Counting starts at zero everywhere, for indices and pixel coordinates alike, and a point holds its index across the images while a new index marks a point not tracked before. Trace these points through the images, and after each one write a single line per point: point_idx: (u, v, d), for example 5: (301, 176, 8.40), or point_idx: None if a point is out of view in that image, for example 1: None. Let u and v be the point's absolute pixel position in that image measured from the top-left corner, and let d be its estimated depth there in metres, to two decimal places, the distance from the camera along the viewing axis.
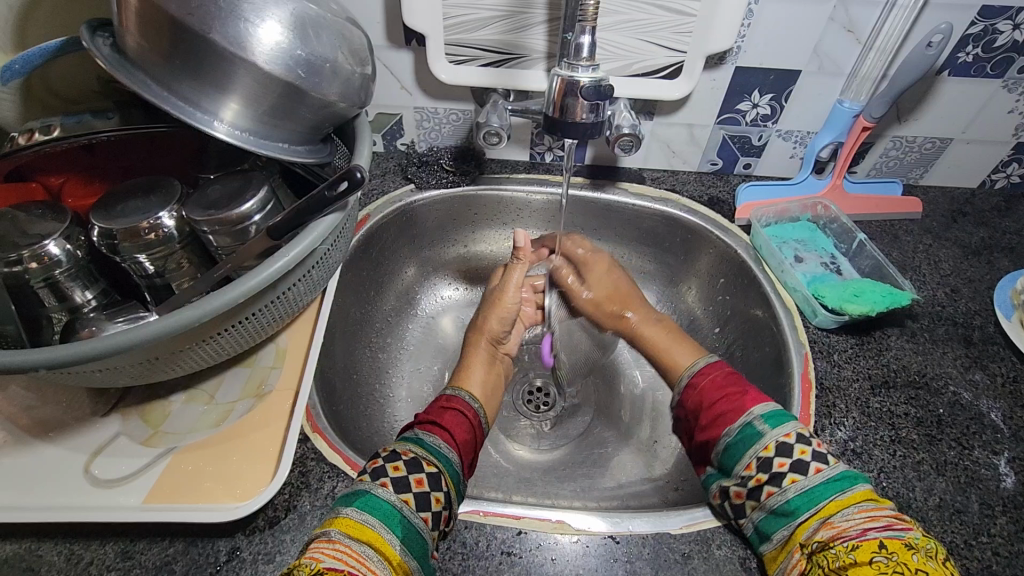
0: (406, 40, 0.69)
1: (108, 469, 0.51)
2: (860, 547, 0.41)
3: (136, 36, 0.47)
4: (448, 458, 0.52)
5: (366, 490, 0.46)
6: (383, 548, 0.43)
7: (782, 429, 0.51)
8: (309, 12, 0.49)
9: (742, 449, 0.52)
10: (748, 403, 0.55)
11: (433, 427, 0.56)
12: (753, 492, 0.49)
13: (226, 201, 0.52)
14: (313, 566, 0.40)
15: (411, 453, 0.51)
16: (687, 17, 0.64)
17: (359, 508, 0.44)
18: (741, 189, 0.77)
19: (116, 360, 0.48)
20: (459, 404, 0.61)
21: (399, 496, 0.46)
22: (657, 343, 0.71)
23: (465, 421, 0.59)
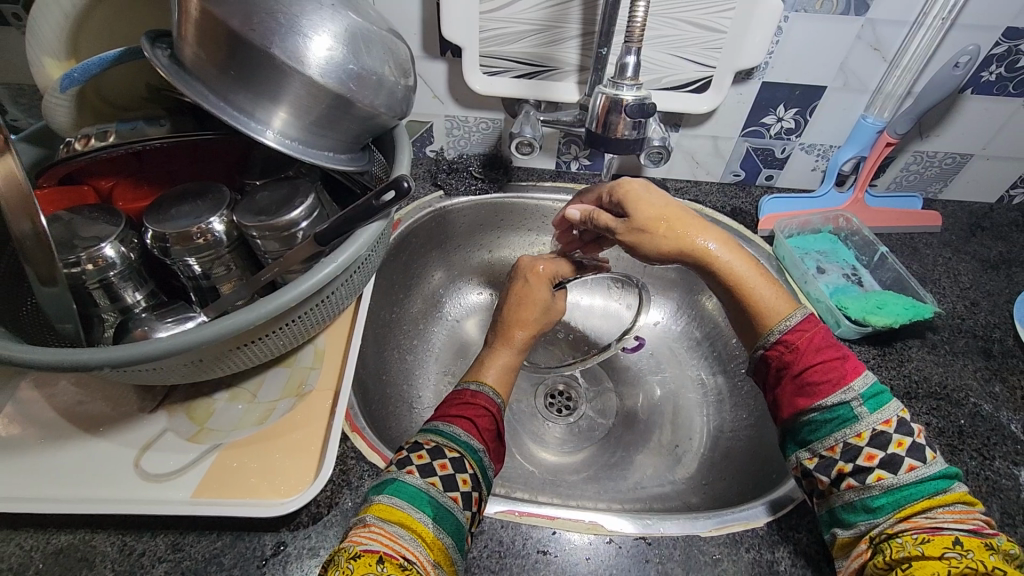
0: (442, 51, 0.71)
1: (157, 464, 0.53)
2: (932, 542, 0.40)
3: (194, 47, 0.49)
4: (470, 444, 0.53)
5: (393, 477, 0.48)
6: (413, 526, 0.44)
7: (880, 416, 0.47)
8: (358, 26, 0.51)
9: (825, 429, 0.48)
10: (846, 373, 0.49)
11: (456, 417, 0.56)
12: (835, 479, 0.47)
13: (275, 207, 0.54)
14: (351, 550, 0.42)
15: (431, 442, 0.52)
16: (718, 34, 0.65)
17: (388, 492, 0.47)
18: (764, 201, 0.79)
19: (162, 362, 0.49)
20: (482, 396, 0.59)
21: (425, 481, 0.48)
22: (749, 282, 0.54)
23: (488, 410, 0.58)
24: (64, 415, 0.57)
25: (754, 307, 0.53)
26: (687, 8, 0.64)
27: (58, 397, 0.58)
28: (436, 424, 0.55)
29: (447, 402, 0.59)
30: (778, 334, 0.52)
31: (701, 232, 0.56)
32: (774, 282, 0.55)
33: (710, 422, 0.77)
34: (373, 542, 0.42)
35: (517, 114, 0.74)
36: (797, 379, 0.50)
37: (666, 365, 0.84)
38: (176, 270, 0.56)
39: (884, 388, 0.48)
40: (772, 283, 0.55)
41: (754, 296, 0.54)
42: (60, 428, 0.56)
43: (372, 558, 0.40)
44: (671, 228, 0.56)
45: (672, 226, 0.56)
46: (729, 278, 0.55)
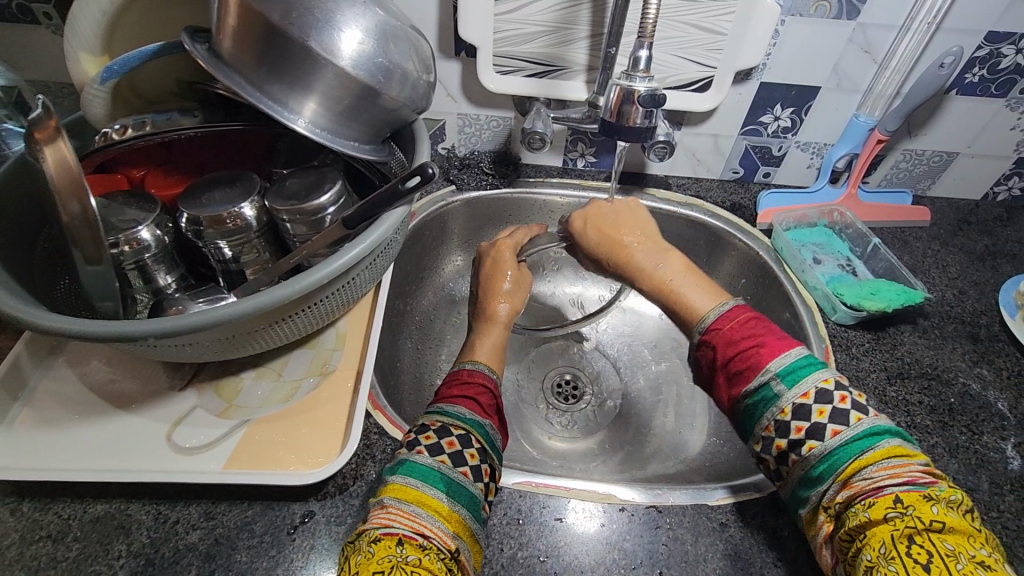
0: (457, 51, 0.74)
1: (188, 437, 0.55)
2: (876, 505, 0.39)
3: (233, 41, 0.52)
4: (474, 419, 0.53)
5: (404, 458, 0.48)
6: (430, 504, 0.45)
7: (799, 390, 0.45)
8: (386, 23, 0.54)
9: (756, 411, 0.47)
10: (762, 356, 0.47)
11: (459, 398, 0.56)
12: (783, 457, 0.46)
13: (305, 193, 0.57)
14: (372, 534, 0.42)
15: (435, 421, 0.52)
16: (719, 36, 0.69)
17: (400, 474, 0.47)
18: (762, 196, 0.83)
19: (196, 338, 0.51)
20: (479, 374, 0.60)
21: (436, 459, 0.48)
22: (670, 284, 0.56)
23: (486, 388, 0.59)
24: (96, 393, 0.59)
25: (680, 303, 0.55)
26: (691, 11, 0.68)
27: (89, 377, 0.60)
28: (439, 407, 0.54)
29: (445, 386, 0.59)
30: (701, 331, 0.52)
31: (625, 240, 0.62)
32: (700, 278, 0.56)
33: (712, 407, 0.80)
34: (390, 527, 0.42)
35: (528, 111, 0.77)
36: (726, 370, 0.49)
37: (669, 355, 0.87)
38: (207, 253, 0.59)
39: (809, 360, 0.46)
40: (706, 283, 0.55)
41: (676, 297, 0.55)
42: (92, 406, 0.58)
43: (391, 544, 0.41)
44: (620, 221, 0.64)
45: (608, 227, 0.64)
46: (656, 285, 0.58)
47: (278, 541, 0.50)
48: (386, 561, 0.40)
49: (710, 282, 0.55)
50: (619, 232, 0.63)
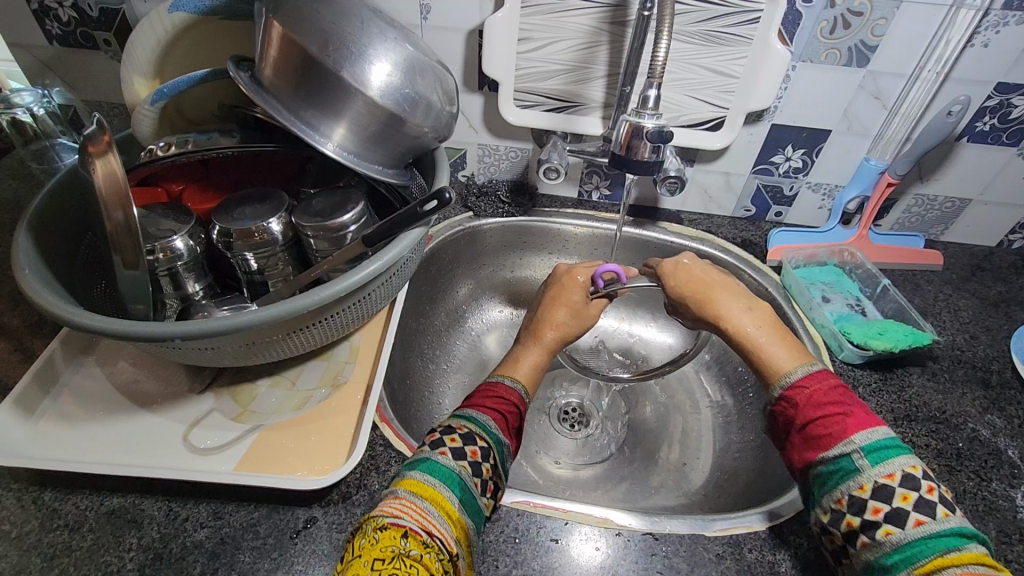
0: (480, 86, 0.78)
1: (204, 439, 0.58)
2: None
3: (273, 69, 0.57)
4: (498, 437, 0.55)
5: (429, 456, 0.50)
6: (441, 503, 0.46)
7: (883, 470, 0.45)
8: (413, 58, 0.59)
9: (828, 485, 0.47)
10: (847, 427, 0.48)
11: (490, 409, 0.58)
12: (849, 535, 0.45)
13: (329, 211, 0.60)
14: (380, 521, 0.44)
15: (463, 428, 0.54)
16: (731, 79, 0.72)
17: (422, 470, 0.48)
18: (772, 234, 0.85)
19: (214, 341, 0.54)
20: (512, 391, 0.62)
21: (457, 463, 0.50)
22: (756, 338, 0.58)
23: (516, 408, 0.60)
24: (120, 391, 0.62)
25: (764, 361, 0.56)
26: (704, 55, 0.71)
27: (116, 376, 0.63)
28: (463, 412, 0.57)
29: (478, 393, 0.61)
30: (784, 388, 0.53)
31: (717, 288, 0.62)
32: (792, 342, 0.57)
33: (717, 442, 0.79)
34: (400, 518, 0.44)
35: (545, 143, 0.81)
36: (802, 433, 0.50)
37: (677, 387, 0.87)
38: (235, 264, 0.62)
39: (893, 443, 0.46)
40: (782, 339, 0.57)
41: (761, 352, 0.57)
42: (117, 403, 0.61)
43: (396, 535, 0.43)
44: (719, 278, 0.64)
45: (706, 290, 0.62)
46: (739, 334, 0.59)
47: (281, 544, 0.52)
48: (389, 551, 0.42)
49: (797, 347, 0.56)
50: (691, 285, 0.63)
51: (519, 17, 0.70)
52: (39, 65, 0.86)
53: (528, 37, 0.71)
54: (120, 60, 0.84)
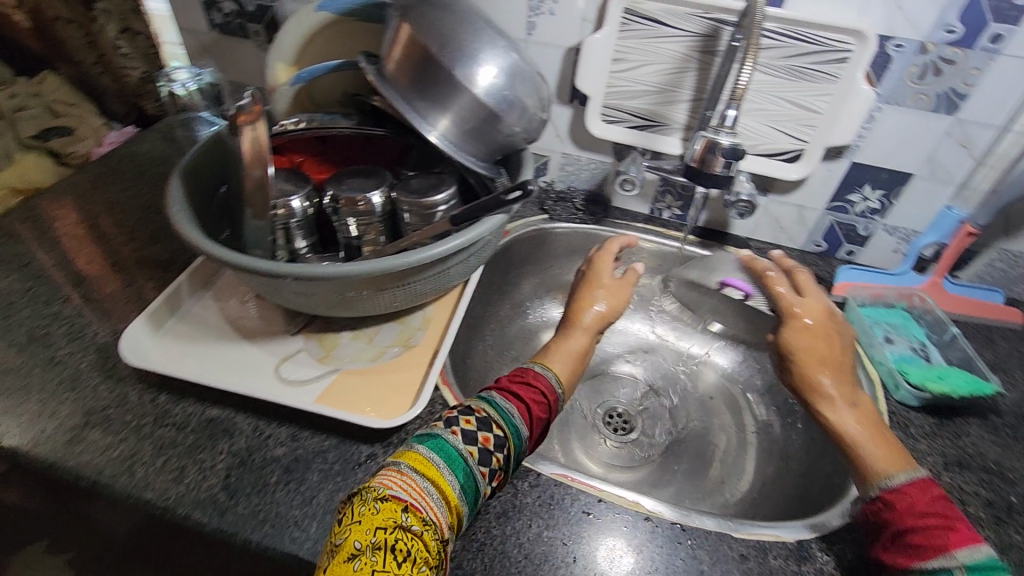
0: (571, 99, 0.85)
1: (292, 372, 0.67)
2: None
3: (397, 64, 0.66)
4: (517, 431, 0.54)
5: (439, 434, 0.50)
6: (443, 486, 0.47)
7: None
8: (517, 65, 0.66)
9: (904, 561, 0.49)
10: (949, 538, 0.48)
11: (515, 396, 0.59)
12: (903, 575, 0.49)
13: (425, 190, 0.68)
14: (381, 492, 0.45)
15: (483, 411, 0.54)
16: (814, 114, 0.75)
17: (428, 447, 0.49)
18: (840, 269, 0.84)
19: (315, 287, 0.62)
20: (542, 381, 0.62)
21: (465, 447, 0.50)
22: (852, 437, 0.59)
23: (543, 401, 0.60)
24: (227, 324, 0.72)
25: (857, 464, 0.57)
26: (788, 89, 0.74)
27: (226, 312, 0.74)
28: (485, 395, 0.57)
29: (510, 377, 0.62)
30: (881, 490, 0.53)
31: (815, 368, 0.65)
32: (890, 446, 0.57)
33: (759, 465, 0.80)
34: (399, 490, 0.45)
35: (625, 158, 0.86)
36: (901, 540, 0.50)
37: (724, 409, 0.89)
38: (338, 229, 0.71)
39: (998, 563, 0.45)
40: (876, 431, 0.59)
41: (855, 454, 0.58)
42: (224, 334, 0.71)
43: (396, 508, 0.44)
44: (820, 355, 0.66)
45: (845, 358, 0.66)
46: (838, 434, 0.60)
47: (345, 471, 0.59)
48: (391, 523, 0.43)
49: (893, 452, 0.57)
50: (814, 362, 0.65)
51: (616, 39, 0.76)
52: (199, 48, 1.01)
53: (622, 58, 0.77)
54: (264, 49, 0.97)
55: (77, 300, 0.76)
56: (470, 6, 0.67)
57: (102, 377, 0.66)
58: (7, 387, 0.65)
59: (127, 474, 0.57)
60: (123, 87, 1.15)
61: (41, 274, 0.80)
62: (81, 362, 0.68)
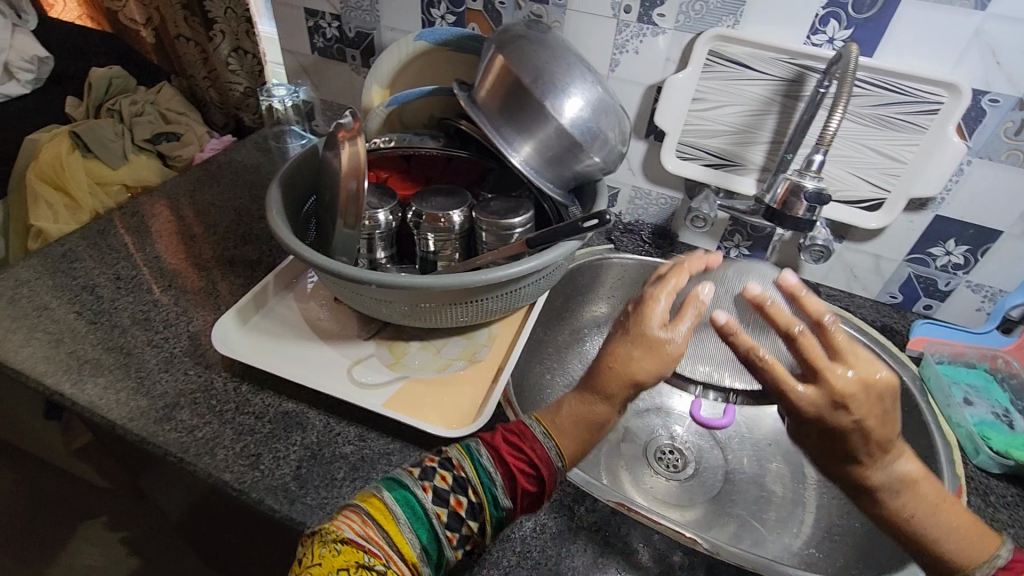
0: (647, 134, 0.87)
1: (363, 375, 0.70)
2: None
3: (488, 93, 0.70)
4: (495, 498, 0.46)
5: (408, 485, 0.45)
6: (400, 544, 0.42)
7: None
8: (602, 100, 0.69)
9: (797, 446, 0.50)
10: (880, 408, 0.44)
11: (498, 452, 0.48)
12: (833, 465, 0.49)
13: (504, 212, 0.71)
14: (336, 535, 0.42)
15: (461, 467, 0.47)
16: (898, 164, 0.74)
17: (395, 498, 0.44)
18: (917, 323, 0.83)
19: (394, 296, 0.66)
20: (539, 449, 0.48)
21: (435, 507, 0.44)
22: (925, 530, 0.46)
23: (534, 473, 0.47)
24: (307, 324, 0.77)
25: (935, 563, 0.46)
26: (872, 137, 0.74)
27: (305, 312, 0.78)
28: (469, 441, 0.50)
29: (492, 433, 0.51)
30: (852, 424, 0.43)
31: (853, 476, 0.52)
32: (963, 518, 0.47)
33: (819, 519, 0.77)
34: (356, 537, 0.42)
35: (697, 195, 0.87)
36: None
37: (783, 457, 0.86)
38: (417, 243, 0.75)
39: None
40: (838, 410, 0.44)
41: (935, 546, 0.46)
42: (303, 332, 0.75)
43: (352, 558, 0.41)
44: (819, 367, 0.45)
45: (871, 375, 0.45)
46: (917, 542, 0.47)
47: None
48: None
49: (972, 535, 0.46)
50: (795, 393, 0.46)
51: (698, 79, 0.78)
52: (298, 68, 1.10)
53: (702, 98, 0.79)
54: (359, 72, 1.04)
55: (173, 290, 0.83)
56: (561, 43, 0.70)
57: (191, 363, 0.72)
58: (109, 364, 0.72)
59: (209, 453, 0.62)
60: (224, 100, 1.25)
61: (143, 264, 0.87)
62: (173, 347, 0.74)
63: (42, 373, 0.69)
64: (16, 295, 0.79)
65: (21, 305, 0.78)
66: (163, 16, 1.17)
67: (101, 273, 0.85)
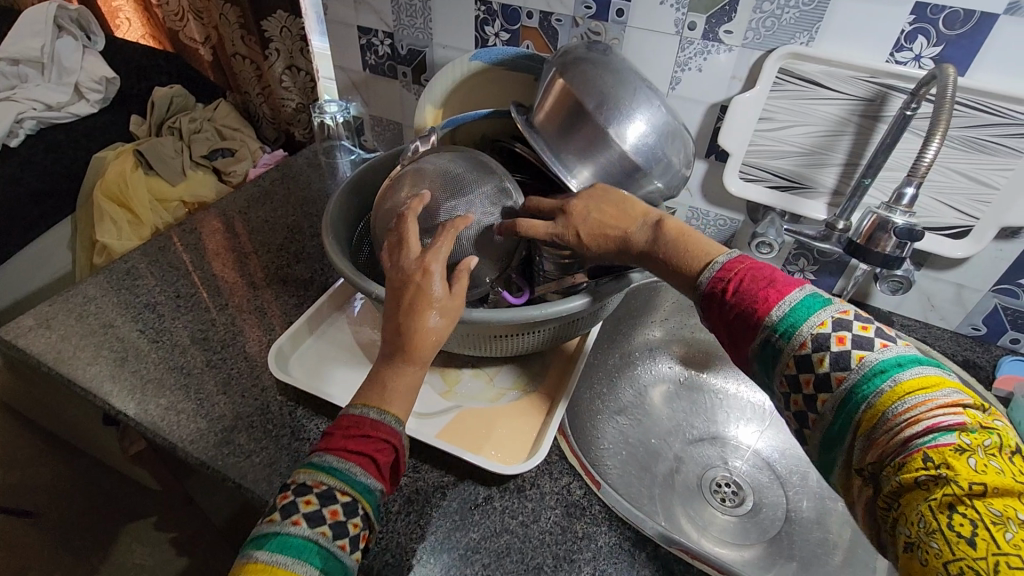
0: (708, 154, 0.83)
1: (417, 402, 0.69)
2: (907, 466, 0.36)
3: (548, 116, 0.68)
4: (370, 488, 0.45)
5: (275, 530, 0.42)
6: None
7: (797, 339, 0.44)
8: (668, 124, 0.66)
9: (766, 370, 0.48)
10: (781, 287, 0.47)
11: (352, 455, 0.45)
12: (823, 381, 0.43)
13: None
14: None
15: (321, 483, 0.44)
16: (988, 189, 0.69)
17: (269, 551, 0.41)
18: (1004, 361, 0.77)
19: (450, 326, 0.64)
20: (382, 429, 0.47)
21: (314, 530, 0.42)
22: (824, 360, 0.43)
23: (382, 447, 0.46)
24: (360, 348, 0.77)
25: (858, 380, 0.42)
26: (961, 161, 0.68)
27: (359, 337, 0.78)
28: (313, 452, 0.47)
29: (339, 432, 0.46)
30: (717, 279, 0.50)
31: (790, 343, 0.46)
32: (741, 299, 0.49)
33: None
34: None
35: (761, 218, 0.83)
36: None
37: None
38: None
39: None
40: (682, 237, 0.54)
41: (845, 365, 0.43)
42: (356, 356, 0.75)
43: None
44: (683, 248, 0.53)
45: (696, 241, 0.53)
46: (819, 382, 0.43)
47: (463, 511, 0.60)
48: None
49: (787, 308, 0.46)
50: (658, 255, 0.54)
51: (767, 98, 0.74)
52: (350, 85, 1.10)
53: (770, 118, 0.75)
54: (409, 89, 1.03)
55: (229, 310, 0.84)
56: (623, 64, 0.68)
57: (248, 385, 0.73)
58: (170, 384, 0.73)
59: (267, 481, 0.62)
60: (278, 115, 1.27)
61: (200, 282, 0.89)
62: (230, 368, 0.75)
63: (107, 393, 0.71)
64: (84, 312, 0.82)
65: (87, 322, 0.81)
66: (221, 34, 1.20)
67: (161, 291, 0.87)
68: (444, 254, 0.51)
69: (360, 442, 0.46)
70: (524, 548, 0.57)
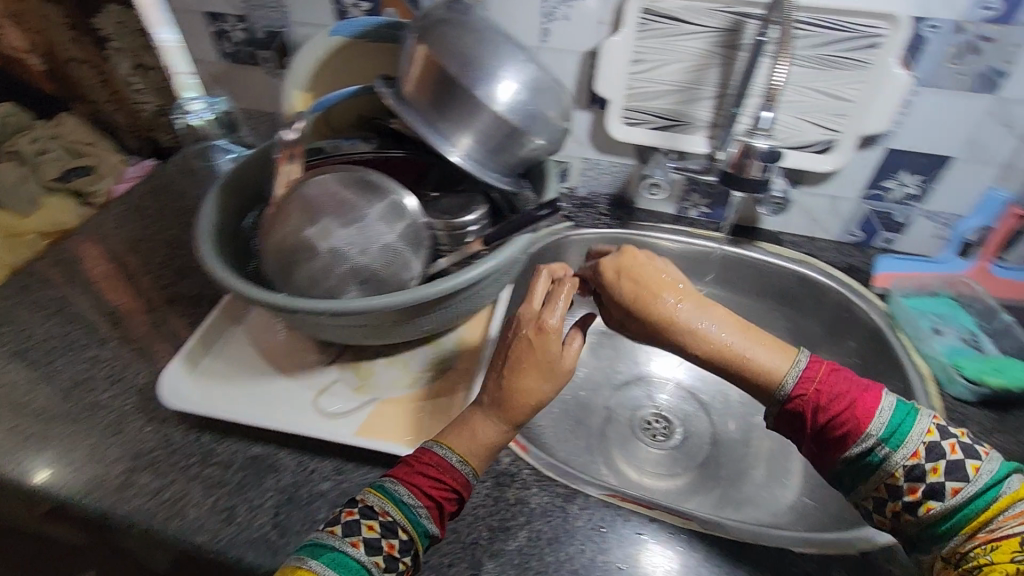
0: (589, 103, 0.83)
1: (328, 403, 0.66)
2: (1001, 549, 0.45)
3: (414, 85, 0.65)
4: (428, 531, 0.48)
5: (336, 545, 0.46)
6: None
7: (903, 450, 0.51)
8: (537, 78, 0.65)
9: (850, 468, 0.53)
10: (865, 394, 0.53)
11: (416, 487, 0.49)
12: (909, 506, 0.51)
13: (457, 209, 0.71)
14: None
15: (390, 513, 0.47)
16: (846, 103, 0.72)
17: (326, 564, 0.44)
18: (880, 260, 0.82)
19: (348, 320, 0.62)
20: (457, 477, 0.50)
21: (370, 559, 0.45)
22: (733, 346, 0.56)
23: (453, 497, 0.50)
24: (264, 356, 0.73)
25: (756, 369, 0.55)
26: (818, 79, 0.72)
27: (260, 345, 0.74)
28: (378, 478, 0.50)
29: (405, 467, 0.51)
30: (795, 382, 0.54)
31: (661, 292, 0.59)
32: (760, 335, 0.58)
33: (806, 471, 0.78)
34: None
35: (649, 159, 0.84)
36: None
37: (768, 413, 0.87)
38: None
39: None
40: (765, 343, 0.57)
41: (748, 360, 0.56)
42: (261, 365, 0.71)
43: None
44: (717, 354, 0.57)
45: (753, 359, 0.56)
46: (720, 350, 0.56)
47: None
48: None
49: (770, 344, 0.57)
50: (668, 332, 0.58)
51: (635, 41, 0.74)
52: (210, 78, 1.02)
53: (640, 60, 0.75)
54: (276, 74, 0.97)
55: (109, 343, 0.77)
56: (484, 22, 0.66)
57: (141, 422, 0.67)
58: (53, 434, 0.66)
59: (177, 518, 0.58)
60: (135, 122, 1.14)
61: (71, 318, 0.80)
62: (120, 407, 0.69)
63: None
64: None
65: None
66: (47, 38, 1.04)
67: (30, 334, 0.78)
68: (563, 310, 0.54)
69: (428, 479, 0.50)
70: (458, 527, 0.57)
